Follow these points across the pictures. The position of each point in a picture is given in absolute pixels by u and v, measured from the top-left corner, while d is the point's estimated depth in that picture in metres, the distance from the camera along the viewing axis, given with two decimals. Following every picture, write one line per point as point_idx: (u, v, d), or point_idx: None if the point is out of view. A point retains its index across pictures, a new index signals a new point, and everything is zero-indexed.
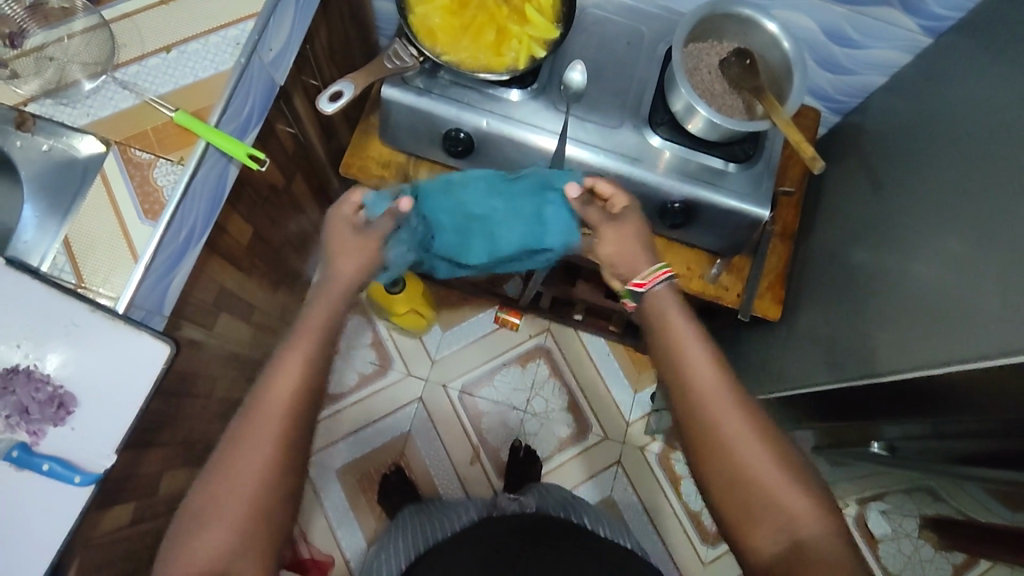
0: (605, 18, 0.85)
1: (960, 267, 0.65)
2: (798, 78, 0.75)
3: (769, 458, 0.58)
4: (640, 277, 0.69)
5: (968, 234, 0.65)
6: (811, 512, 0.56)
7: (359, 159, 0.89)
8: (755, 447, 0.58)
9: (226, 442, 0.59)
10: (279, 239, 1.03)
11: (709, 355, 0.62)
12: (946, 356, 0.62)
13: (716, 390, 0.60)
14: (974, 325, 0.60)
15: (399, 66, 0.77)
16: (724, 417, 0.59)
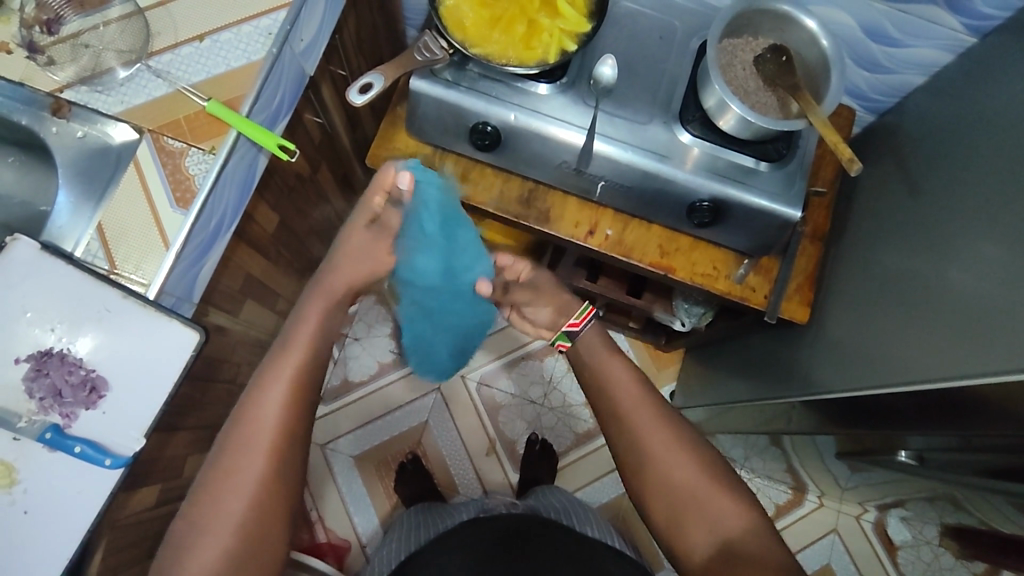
0: (637, 12, 0.84)
1: (999, 274, 0.63)
2: (835, 77, 0.73)
3: (689, 466, 0.64)
4: (574, 318, 0.76)
5: (1008, 241, 0.64)
6: (736, 510, 0.63)
7: (385, 150, 0.88)
8: (674, 460, 0.65)
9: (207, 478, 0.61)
10: (304, 228, 1.04)
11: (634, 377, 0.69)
12: (982, 366, 0.61)
13: (634, 405, 0.67)
14: (1009, 336, 0.59)
15: (429, 58, 0.76)
16: (642, 434, 0.66)
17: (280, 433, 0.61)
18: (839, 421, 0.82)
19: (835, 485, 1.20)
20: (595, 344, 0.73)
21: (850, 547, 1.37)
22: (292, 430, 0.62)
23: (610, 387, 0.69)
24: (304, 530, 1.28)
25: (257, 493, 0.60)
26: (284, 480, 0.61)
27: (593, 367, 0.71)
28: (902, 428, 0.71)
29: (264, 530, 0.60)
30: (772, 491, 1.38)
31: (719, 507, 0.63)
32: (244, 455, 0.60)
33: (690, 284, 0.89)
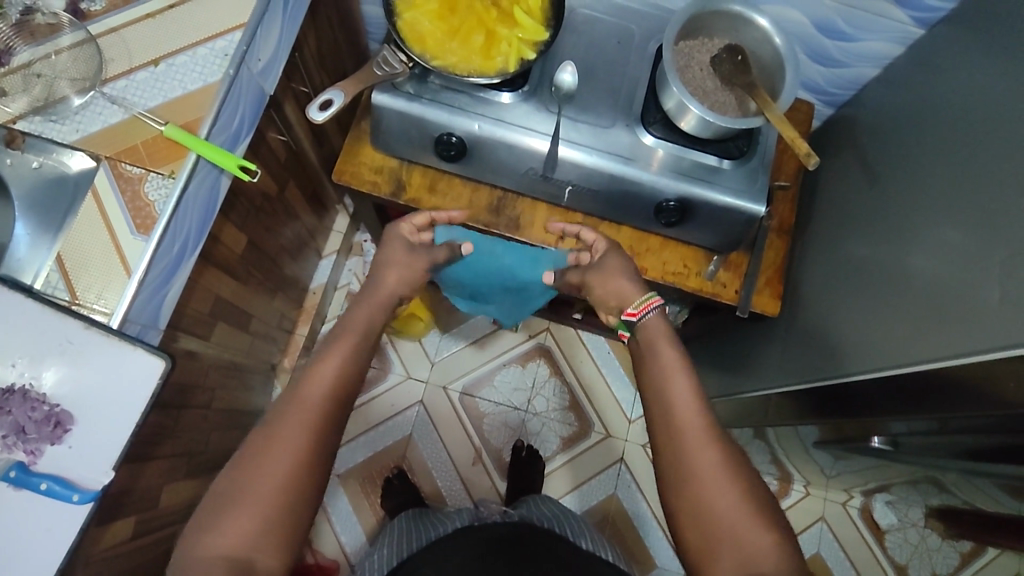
0: (595, 18, 0.85)
1: (961, 259, 0.64)
2: (790, 74, 0.75)
3: (726, 483, 0.58)
4: (633, 307, 0.73)
5: (967, 226, 0.65)
6: (769, 546, 0.56)
7: (351, 165, 0.88)
8: (715, 481, 0.59)
9: (253, 443, 0.57)
10: (275, 247, 1.03)
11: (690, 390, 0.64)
12: (950, 348, 0.62)
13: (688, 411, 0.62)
14: (970, 321, 0.60)
15: (389, 72, 0.76)
16: (687, 441, 0.61)
17: (326, 410, 0.59)
18: (818, 410, 0.83)
19: (820, 473, 1.21)
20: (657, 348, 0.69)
21: (838, 534, 1.37)
22: (336, 412, 0.60)
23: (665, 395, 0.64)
24: None
25: (288, 473, 0.55)
26: (323, 466, 0.58)
27: (653, 372, 0.67)
28: (879, 415, 0.71)
29: (296, 513, 0.55)
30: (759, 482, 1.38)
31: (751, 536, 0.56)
32: (296, 427, 0.57)
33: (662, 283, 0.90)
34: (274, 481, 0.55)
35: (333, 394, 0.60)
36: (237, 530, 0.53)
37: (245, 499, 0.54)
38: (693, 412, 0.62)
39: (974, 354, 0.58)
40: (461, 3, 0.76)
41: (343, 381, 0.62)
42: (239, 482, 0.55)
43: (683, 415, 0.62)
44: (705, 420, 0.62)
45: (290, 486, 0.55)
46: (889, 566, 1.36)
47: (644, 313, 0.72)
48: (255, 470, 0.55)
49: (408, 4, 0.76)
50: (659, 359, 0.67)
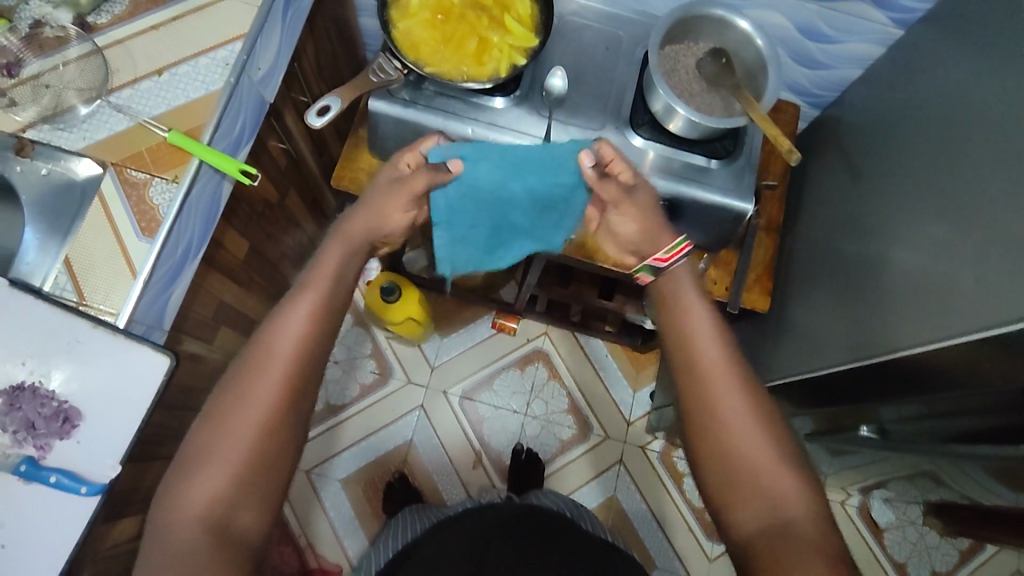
0: (583, 24, 0.87)
1: (942, 248, 0.66)
2: (773, 74, 0.77)
3: (746, 428, 0.59)
4: (662, 252, 0.70)
5: (947, 216, 0.67)
6: (796, 500, 0.57)
7: (350, 171, 0.90)
8: (732, 423, 0.60)
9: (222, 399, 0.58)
10: (276, 253, 1.05)
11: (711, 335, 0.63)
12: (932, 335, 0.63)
13: (713, 361, 0.62)
14: (950, 308, 0.62)
15: (384, 79, 0.79)
16: (713, 392, 0.61)
17: (294, 367, 0.59)
18: (810, 400, 0.85)
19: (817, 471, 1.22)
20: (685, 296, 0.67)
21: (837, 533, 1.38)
22: (305, 368, 0.60)
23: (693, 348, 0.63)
24: (293, 557, 1.27)
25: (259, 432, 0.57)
26: (291, 430, 0.59)
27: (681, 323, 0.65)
28: (869, 401, 0.73)
29: (263, 472, 0.57)
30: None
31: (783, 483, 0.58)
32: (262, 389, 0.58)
33: (653, 282, 0.91)
34: (239, 443, 0.57)
35: (301, 353, 0.60)
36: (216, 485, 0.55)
37: (213, 458, 0.56)
38: (716, 364, 0.62)
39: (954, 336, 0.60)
40: (453, 13, 0.79)
41: (312, 340, 0.61)
42: (210, 441, 0.57)
43: (710, 365, 0.62)
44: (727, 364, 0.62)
45: (256, 447, 0.57)
46: (888, 565, 1.36)
47: (673, 261, 0.68)
48: (224, 431, 0.57)
49: (403, 14, 0.79)
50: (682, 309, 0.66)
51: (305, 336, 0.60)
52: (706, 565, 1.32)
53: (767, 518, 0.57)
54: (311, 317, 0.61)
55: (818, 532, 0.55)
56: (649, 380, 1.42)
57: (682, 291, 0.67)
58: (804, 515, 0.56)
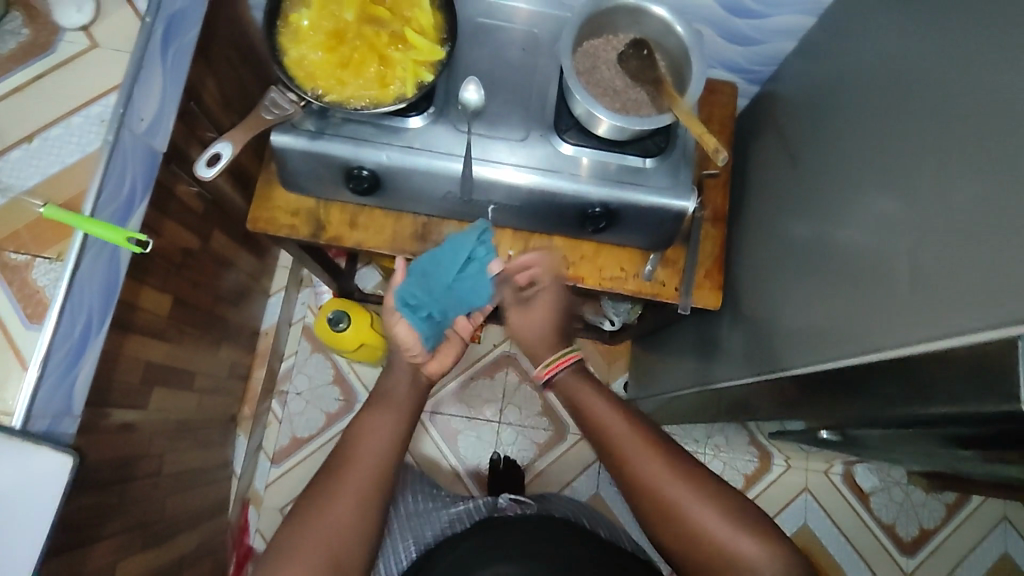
0: (496, 26, 0.82)
1: (898, 232, 0.62)
2: (697, 61, 0.72)
3: (704, 510, 0.65)
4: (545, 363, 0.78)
5: (899, 200, 0.62)
6: (758, 550, 0.63)
7: (265, 211, 0.83)
8: (687, 504, 0.65)
9: (314, 500, 0.67)
10: (210, 299, 1.00)
11: (632, 429, 0.71)
12: (888, 335, 0.59)
13: (639, 460, 0.68)
14: (908, 303, 0.58)
15: (279, 115, 0.73)
16: (644, 478, 0.68)
17: (379, 475, 0.69)
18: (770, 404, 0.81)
19: (797, 448, 1.21)
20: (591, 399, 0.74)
21: (825, 503, 1.37)
22: (387, 474, 0.70)
23: (622, 452, 0.69)
24: None
25: (335, 534, 0.65)
26: (367, 528, 0.67)
27: (594, 424, 0.72)
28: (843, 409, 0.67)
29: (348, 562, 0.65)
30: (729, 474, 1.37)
31: (740, 545, 0.63)
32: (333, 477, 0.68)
33: (601, 290, 0.87)
34: (317, 540, 0.64)
35: (380, 462, 0.70)
36: (297, 575, 0.63)
37: (296, 554, 0.63)
38: (650, 462, 0.68)
39: (923, 340, 0.55)
40: (350, 32, 0.73)
41: (388, 449, 0.71)
42: (297, 536, 0.64)
43: (634, 454, 0.69)
44: (656, 450, 0.69)
45: (338, 544, 0.65)
46: (877, 528, 1.36)
47: (556, 371, 0.76)
48: (312, 526, 0.65)
49: (295, 40, 0.72)
50: (594, 408, 0.73)
51: (385, 452, 0.70)
52: None
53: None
54: (392, 435, 0.72)
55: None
56: (621, 371, 1.42)
57: (573, 393, 0.75)
58: (772, 564, 0.62)
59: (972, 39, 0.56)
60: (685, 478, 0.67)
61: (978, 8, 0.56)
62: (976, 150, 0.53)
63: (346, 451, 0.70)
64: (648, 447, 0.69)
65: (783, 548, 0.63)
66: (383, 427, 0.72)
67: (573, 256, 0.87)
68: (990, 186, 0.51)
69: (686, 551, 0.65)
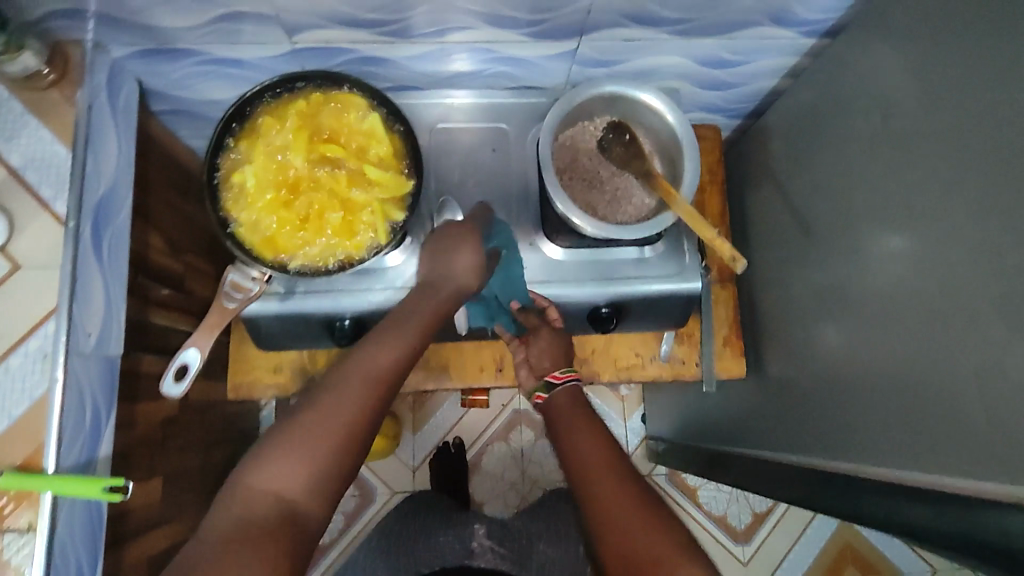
0: (460, 130, 0.75)
1: (915, 311, 0.56)
2: (689, 147, 0.66)
3: (652, 527, 0.54)
4: (555, 371, 0.75)
5: (907, 276, 0.57)
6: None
7: (245, 374, 0.76)
8: (634, 519, 0.55)
9: (323, 389, 0.56)
10: (200, 450, 0.94)
11: (601, 447, 0.65)
12: (920, 444, 0.55)
13: (597, 470, 0.62)
14: (944, 403, 0.52)
15: (244, 298, 0.64)
16: (596, 490, 0.60)
17: (389, 380, 0.58)
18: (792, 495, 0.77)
19: None
20: (574, 421, 0.70)
21: None
22: (395, 383, 0.59)
23: (586, 470, 0.62)
24: None
25: (342, 440, 0.54)
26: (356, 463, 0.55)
27: (565, 443, 0.67)
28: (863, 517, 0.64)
29: (347, 478, 0.54)
30: (754, 497, 1.35)
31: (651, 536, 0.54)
32: (371, 356, 0.59)
33: (619, 381, 0.82)
34: (327, 422, 0.54)
35: (388, 383, 0.58)
36: (288, 473, 0.52)
37: (306, 434, 0.53)
38: (605, 472, 0.61)
39: (977, 483, 0.49)
40: (304, 181, 0.65)
41: (404, 363, 0.60)
42: (305, 422, 0.54)
43: (593, 467, 0.62)
44: (618, 468, 0.62)
45: (339, 449, 0.53)
46: None
47: (564, 381, 0.74)
48: (316, 424, 0.54)
49: (243, 202, 0.64)
50: (571, 431, 0.68)
51: (393, 364, 0.59)
52: (741, 570, 1.32)
53: None
54: (406, 349, 0.60)
55: None
56: (636, 404, 1.39)
57: (563, 412, 0.72)
58: None
59: (974, 114, 0.50)
60: (635, 485, 0.59)
61: (977, 79, 0.50)
62: (990, 243, 0.48)
63: (355, 350, 0.60)
64: (610, 463, 0.62)
65: None
66: (398, 342, 0.60)
67: (586, 353, 0.81)
68: (1009, 290, 0.46)
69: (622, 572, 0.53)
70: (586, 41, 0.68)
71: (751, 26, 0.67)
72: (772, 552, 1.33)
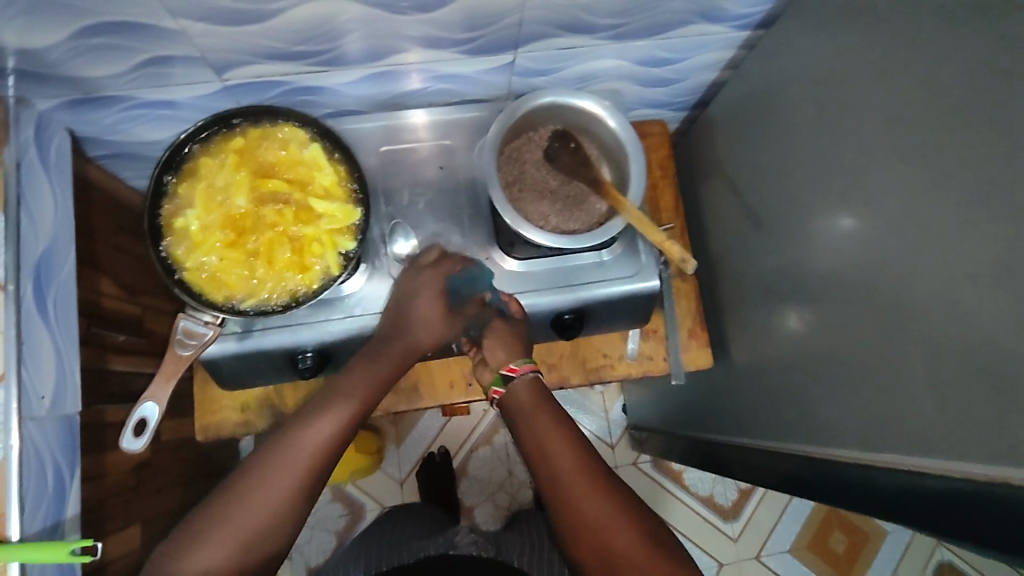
0: (408, 148, 0.74)
1: (862, 297, 0.57)
2: (633, 151, 0.66)
3: (631, 533, 0.52)
4: (512, 363, 0.63)
5: (855, 262, 0.57)
6: None
7: (212, 415, 0.76)
8: (613, 528, 0.53)
9: (295, 422, 0.59)
10: (178, 491, 0.93)
11: (568, 440, 0.57)
12: (872, 427, 0.56)
13: (572, 478, 0.55)
14: (894, 387, 0.53)
15: (198, 345, 0.63)
16: (568, 497, 0.54)
17: (362, 411, 0.61)
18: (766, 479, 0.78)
19: None
20: (531, 406, 0.60)
21: None
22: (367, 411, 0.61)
23: (555, 476, 0.56)
24: None
25: (310, 472, 0.57)
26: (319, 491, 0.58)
27: (525, 435, 0.59)
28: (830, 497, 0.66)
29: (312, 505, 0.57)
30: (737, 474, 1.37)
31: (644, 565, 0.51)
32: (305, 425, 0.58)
33: (589, 383, 0.83)
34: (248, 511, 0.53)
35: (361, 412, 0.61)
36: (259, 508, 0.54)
37: (279, 471, 0.55)
38: (579, 481, 0.55)
39: (923, 460, 0.50)
40: (250, 219, 0.64)
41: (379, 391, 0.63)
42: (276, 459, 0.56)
43: (563, 470, 0.56)
44: (589, 469, 0.56)
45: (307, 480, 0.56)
46: None
47: (524, 373, 0.62)
48: (287, 458, 0.56)
49: (190, 247, 0.63)
50: (532, 421, 0.59)
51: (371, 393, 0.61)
52: (732, 546, 1.35)
53: None
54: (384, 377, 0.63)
55: None
56: (616, 395, 1.40)
57: (522, 403, 0.61)
58: None
59: (891, 98, 0.51)
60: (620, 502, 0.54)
61: (891, 63, 0.51)
62: (915, 225, 0.49)
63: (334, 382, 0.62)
64: (584, 466, 0.56)
65: None
66: (376, 371, 0.63)
67: (554, 358, 0.82)
68: (937, 271, 0.47)
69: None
70: (521, 53, 0.68)
71: (682, 24, 0.67)
72: (759, 525, 1.35)
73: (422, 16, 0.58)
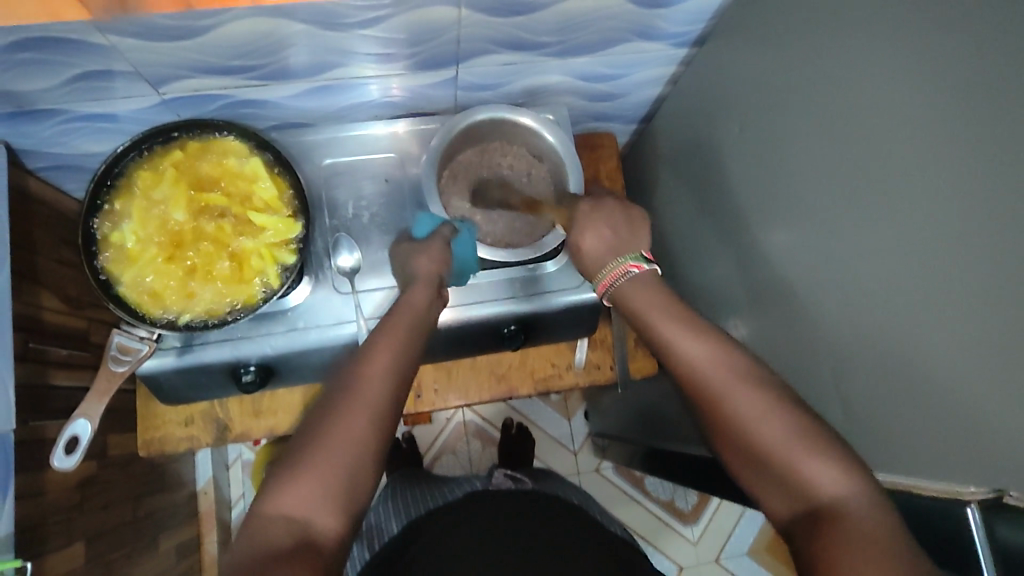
0: (355, 161, 0.74)
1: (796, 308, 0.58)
2: (572, 171, 0.68)
3: (766, 419, 0.49)
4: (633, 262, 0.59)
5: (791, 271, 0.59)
6: (833, 475, 0.46)
7: (155, 430, 0.75)
8: (746, 408, 0.50)
9: (326, 404, 0.52)
10: (126, 505, 0.91)
11: (695, 330, 0.55)
12: None
13: (706, 365, 0.53)
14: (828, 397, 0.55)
15: (131, 361, 0.65)
16: (712, 388, 0.52)
17: (392, 395, 0.53)
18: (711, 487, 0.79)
19: None
20: (649, 299, 0.58)
21: None
22: (398, 395, 0.54)
23: (698, 380, 0.53)
24: None
25: (351, 451, 0.50)
26: (370, 467, 0.50)
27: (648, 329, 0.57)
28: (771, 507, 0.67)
29: (365, 483, 0.50)
30: None
31: (815, 473, 0.47)
32: (386, 376, 0.54)
33: (538, 393, 0.84)
34: (354, 451, 0.50)
35: (394, 392, 0.54)
36: (306, 487, 0.48)
37: (315, 450, 0.49)
38: (744, 396, 0.51)
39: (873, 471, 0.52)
40: (189, 234, 0.64)
41: (403, 369, 0.55)
42: (309, 444, 0.50)
43: (697, 361, 0.53)
44: (721, 355, 0.53)
45: (348, 460, 0.49)
46: None
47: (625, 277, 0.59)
48: (325, 437, 0.50)
49: (126, 262, 0.62)
50: (659, 305, 0.57)
51: (397, 366, 0.54)
52: (693, 550, 1.36)
53: (809, 508, 0.47)
54: (405, 348, 0.56)
55: (873, 505, 0.45)
56: (578, 402, 1.41)
57: (646, 296, 0.58)
58: (852, 496, 0.45)
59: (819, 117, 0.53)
60: (787, 411, 0.49)
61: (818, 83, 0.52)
62: (845, 238, 0.51)
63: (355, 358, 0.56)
64: (718, 357, 0.53)
65: (857, 464, 0.47)
66: (395, 340, 0.56)
67: (504, 367, 0.82)
68: None
69: (756, 471, 0.50)
70: (461, 68, 0.69)
71: (622, 42, 0.69)
72: (719, 529, 1.37)
73: (362, 31, 0.59)
